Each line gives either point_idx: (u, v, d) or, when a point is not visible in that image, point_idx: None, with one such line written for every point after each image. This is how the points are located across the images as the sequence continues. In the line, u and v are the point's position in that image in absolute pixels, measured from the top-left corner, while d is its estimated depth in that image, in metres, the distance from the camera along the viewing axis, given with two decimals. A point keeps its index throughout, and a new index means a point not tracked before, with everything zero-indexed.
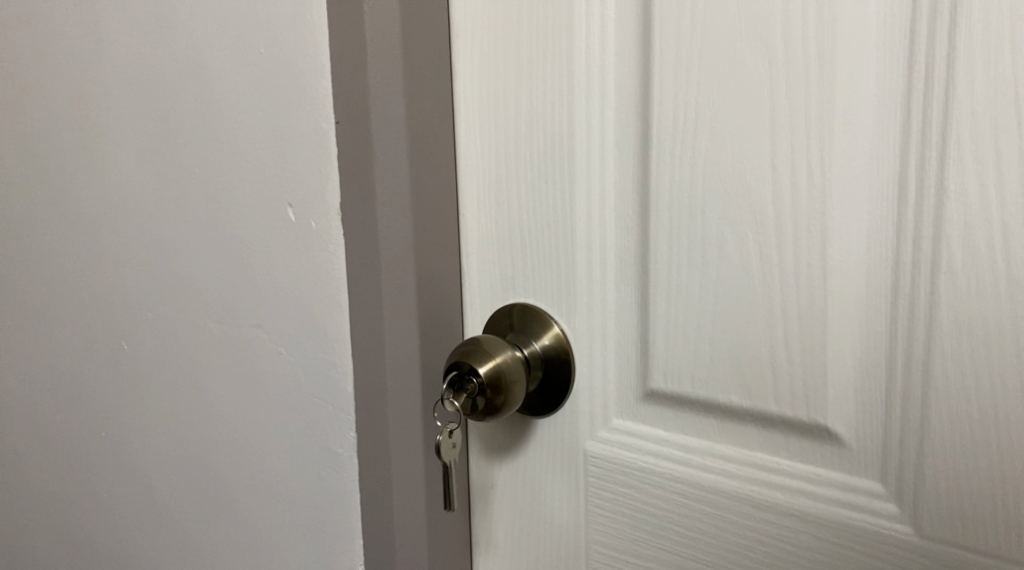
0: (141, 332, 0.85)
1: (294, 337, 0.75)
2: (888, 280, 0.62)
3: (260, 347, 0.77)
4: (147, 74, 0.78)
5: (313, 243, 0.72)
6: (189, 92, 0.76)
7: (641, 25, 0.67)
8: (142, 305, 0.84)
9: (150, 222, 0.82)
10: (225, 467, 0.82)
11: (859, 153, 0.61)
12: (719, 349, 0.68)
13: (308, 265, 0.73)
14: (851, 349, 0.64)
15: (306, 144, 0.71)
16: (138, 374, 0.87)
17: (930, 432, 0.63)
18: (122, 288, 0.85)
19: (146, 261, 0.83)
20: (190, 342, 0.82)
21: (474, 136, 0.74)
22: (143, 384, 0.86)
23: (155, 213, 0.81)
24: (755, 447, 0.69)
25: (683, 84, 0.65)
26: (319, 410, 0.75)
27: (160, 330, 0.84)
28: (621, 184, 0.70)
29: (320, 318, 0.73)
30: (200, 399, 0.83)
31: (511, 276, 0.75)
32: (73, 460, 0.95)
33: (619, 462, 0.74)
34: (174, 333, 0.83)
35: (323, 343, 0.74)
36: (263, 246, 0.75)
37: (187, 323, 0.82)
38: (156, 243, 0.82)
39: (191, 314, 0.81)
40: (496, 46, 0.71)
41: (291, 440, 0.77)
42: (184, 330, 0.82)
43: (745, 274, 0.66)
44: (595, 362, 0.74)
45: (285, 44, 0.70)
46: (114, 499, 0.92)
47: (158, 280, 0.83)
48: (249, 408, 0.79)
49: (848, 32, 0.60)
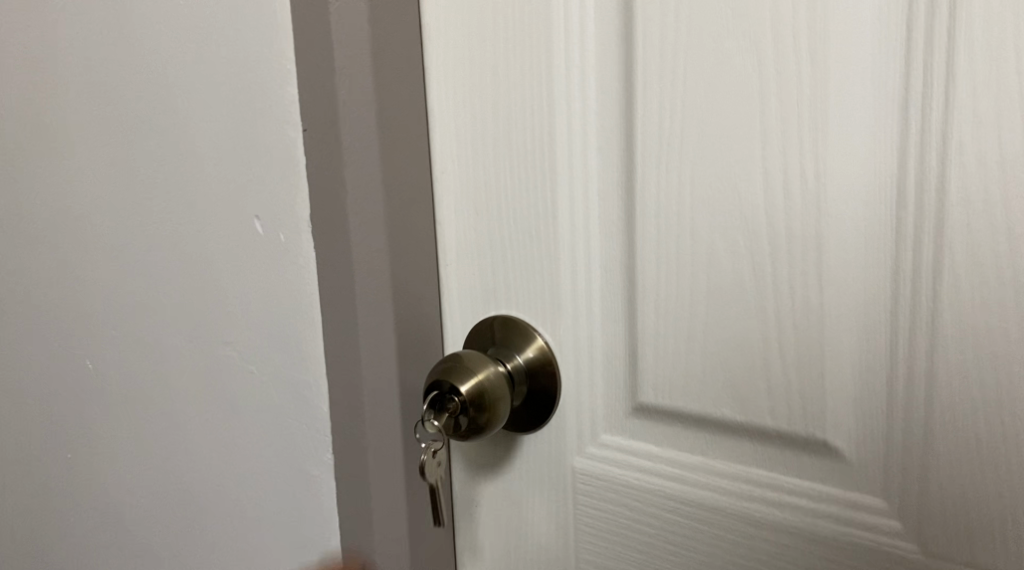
0: (105, 350, 0.81)
1: (266, 355, 0.71)
2: (888, 288, 0.59)
3: (231, 367, 0.74)
4: (104, 82, 0.74)
5: (282, 257, 0.69)
6: (149, 100, 0.72)
7: (622, 24, 0.63)
8: (105, 322, 0.81)
9: (112, 236, 0.78)
10: (197, 489, 0.79)
11: (855, 157, 0.58)
12: (711, 361, 0.65)
13: (278, 280, 0.69)
14: (849, 360, 0.61)
15: (273, 154, 0.67)
16: (104, 396, 0.83)
17: (935, 445, 0.60)
18: (85, 305, 0.82)
19: (110, 277, 0.79)
20: (158, 361, 0.78)
21: (449, 142, 0.70)
22: (110, 405, 0.83)
23: (118, 226, 0.77)
24: (751, 462, 0.66)
25: (669, 87, 0.62)
26: (292, 433, 0.72)
27: (126, 349, 0.80)
28: (605, 191, 0.66)
29: (293, 335, 0.70)
30: (168, 419, 0.79)
31: (491, 287, 0.72)
32: (41, 484, 0.91)
33: (609, 479, 0.71)
34: (141, 352, 0.79)
35: (295, 361, 0.70)
36: (231, 262, 0.71)
37: (154, 342, 0.78)
38: (120, 259, 0.78)
39: (158, 332, 0.77)
40: (470, 48, 0.68)
41: (265, 464, 0.74)
42: (151, 349, 0.78)
43: (735, 284, 0.63)
44: (581, 375, 0.70)
45: (247, 49, 0.66)
46: (84, 524, 0.89)
47: (122, 297, 0.79)
48: (220, 428, 0.76)
49: (841, 27, 0.57)
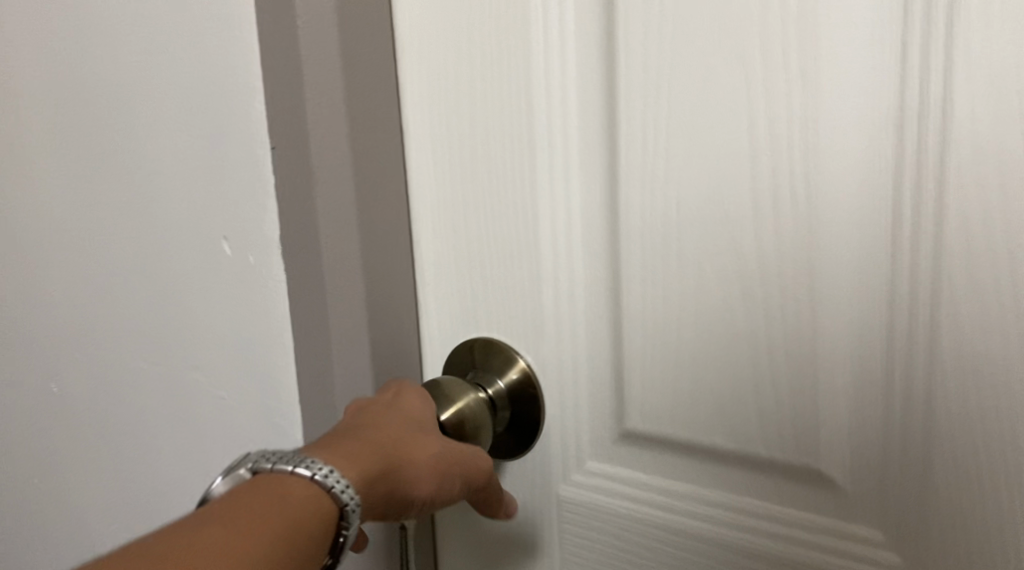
0: (71, 372, 0.79)
1: (237, 380, 0.69)
2: (884, 314, 0.57)
3: (201, 392, 0.71)
4: (66, 97, 0.71)
5: (252, 280, 0.66)
6: (113, 115, 0.69)
7: (604, 38, 0.60)
8: (71, 344, 0.78)
9: (77, 257, 0.75)
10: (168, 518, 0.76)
11: (848, 178, 0.55)
12: (700, 388, 0.63)
13: (249, 303, 0.66)
14: (844, 388, 0.59)
15: (240, 171, 0.64)
16: (71, 421, 0.80)
17: (934, 478, 0.57)
18: (51, 328, 0.79)
19: (75, 299, 0.76)
20: (125, 386, 0.75)
21: (425, 158, 0.68)
22: (78, 430, 0.80)
23: (83, 246, 0.74)
24: (742, 491, 0.63)
25: (654, 104, 0.60)
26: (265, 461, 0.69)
27: (94, 371, 0.77)
28: (587, 211, 0.63)
29: (264, 361, 0.67)
30: (137, 445, 0.76)
31: (471, 309, 0.69)
32: (11, 508, 0.88)
33: (596, 507, 0.68)
34: (109, 376, 0.76)
35: (267, 387, 0.68)
36: (200, 284, 0.68)
37: (122, 366, 0.75)
38: (85, 280, 0.75)
39: (126, 356, 0.75)
40: (446, 62, 0.65)
41: None
42: (119, 373, 0.76)
43: (725, 308, 0.61)
44: (565, 401, 0.68)
45: (211, 63, 0.63)
46: (55, 550, 0.86)
47: (89, 319, 0.76)
48: (191, 456, 0.73)
49: (833, 40, 0.54)
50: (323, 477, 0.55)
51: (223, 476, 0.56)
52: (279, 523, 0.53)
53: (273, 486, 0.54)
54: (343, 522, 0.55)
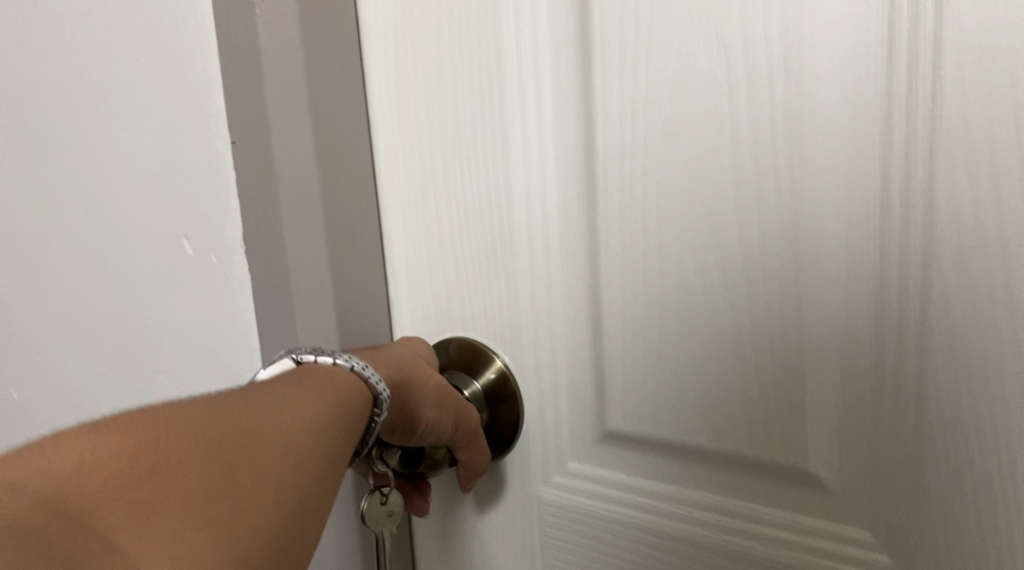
0: (39, 377, 0.76)
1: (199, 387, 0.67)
2: (873, 309, 0.54)
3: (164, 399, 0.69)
4: (28, 92, 0.69)
5: (214, 281, 0.63)
6: (73, 113, 0.67)
7: (578, 26, 0.58)
8: (37, 348, 0.76)
9: (41, 258, 0.72)
10: None
11: (833, 169, 0.53)
12: (683, 387, 0.60)
13: (210, 306, 0.64)
14: (832, 386, 0.56)
15: (200, 168, 0.62)
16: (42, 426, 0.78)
17: (925, 478, 0.55)
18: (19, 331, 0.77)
19: (41, 302, 0.74)
20: (91, 390, 0.73)
21: (394, 151, 0.65)
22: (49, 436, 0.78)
23: (46, 247, 0.72)
24: (728, 493, 0.61)
25: (631, 93, 0.57)
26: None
27: (61, 376, 0.75)
28: (564, 204, 0.61)
29: (224, 367, 0.65)
30: None
31: (446, 308, 0.67)
32: None
33: (578, 509, 0.66)
34: (76, 380, 0.74)
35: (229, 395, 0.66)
36: (164, 288, 0.66)
37: (88, 370, 0.73)
38: (49, 281, 0.73)
39: (91, 360, 0.72)
40: (414, 50, 0.62)
41: None
42: (85, 377, 0.73)
43: (708, 304, 0.58)
44: (544, 402, 0.66)
45: (167, 54, 0.61)
46: None
47: (54, 322, 0.74)
48: None
49: (817, 24, 0.52)
50: (360, 367, 0.57)
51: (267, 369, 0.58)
52: (299, 420, 0.52)
53: (310, 371, 0.56)
54: (377, 409, 0.58)
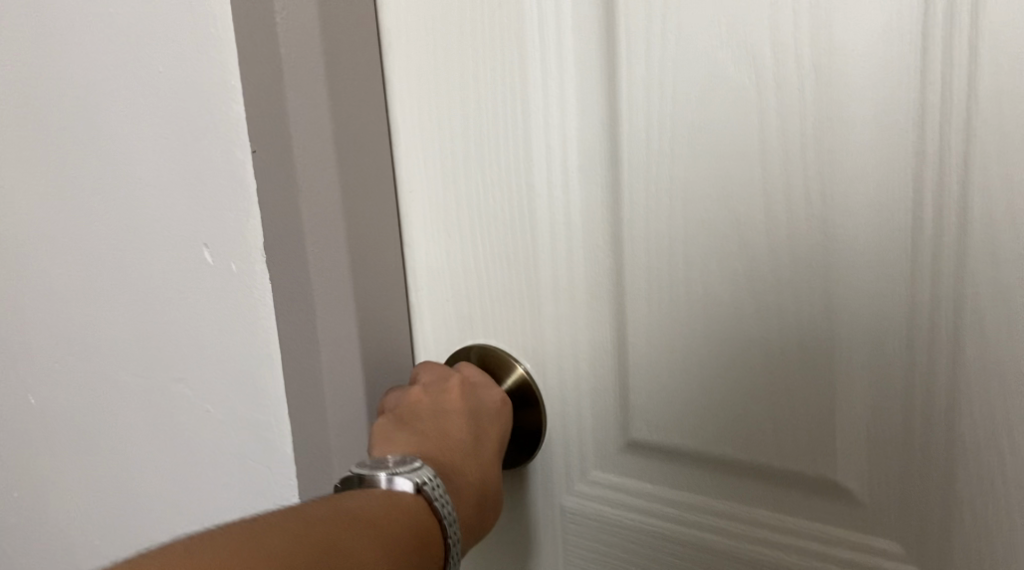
0: (64, 379, 0.77)
1: (220, 394, 0.67)
2: (904, 320, 0.53)
3: (184, 405, 0.69)
4: (47, 96, 0.68)
5: (237, 289, 0.63)
6: (92, 120, 0.66)
7: (604, 32, 0.57)
8: (63, 351, 0.76)
9: (63, 262, 0.72)
10: (163, 525, 0.74)
11: (864, 178, 0.52)
12: (709, 397, 0.60)
13: (233, 313, 0.64)
14: (861, 398, 0.56)
15: (221, 176, 0.61)
16: (66, 428, 0.78)
17: (957, 490, 0.54)
18: (42, 334, 0.77)
19: (64, 306, 0.74)
20: (114, 392, 0.73)
21: (416, 158, 0.64)
22: (73, 437, 0.78)
23: (69, 252, 0.72)
24: (754, 503, 0.60)
25: (658, 100, 0.56)
26: (257, 476, 0.67)
27: (86, 378, 0.75)
28: (588, 212, 0.60)
29: (248, 376, 0.65)
30: (131, 453, 0.74)
31: (468, 315, 0.66)
32: (15, 510, 0.88)
33: (601, 518, 0.66)
34: (98, 382, 0.74)
35: (251, 403, 0.65)
36: (186, 295, 0.66)
37: (111, 374, 0.73)
38: (72, 285, 0.73)
39: (115, 364, 0.72)
40: (437, 56, 0.61)
41: (225, 504, 0.69)
42: (108, 381, 0.73)
43: (735, 314, 0.58)
44: (567, 412, 0.65)
45: (184, 60, 0.60)
46: (58, 552, 0.85)
47: (77, 326, 0.74)
48: (180, 464, 0.71)
49: (849, 33, 0.51)
50: (451, 540, 0.59)
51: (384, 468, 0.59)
52: None
53: (410, 516, 0.57)
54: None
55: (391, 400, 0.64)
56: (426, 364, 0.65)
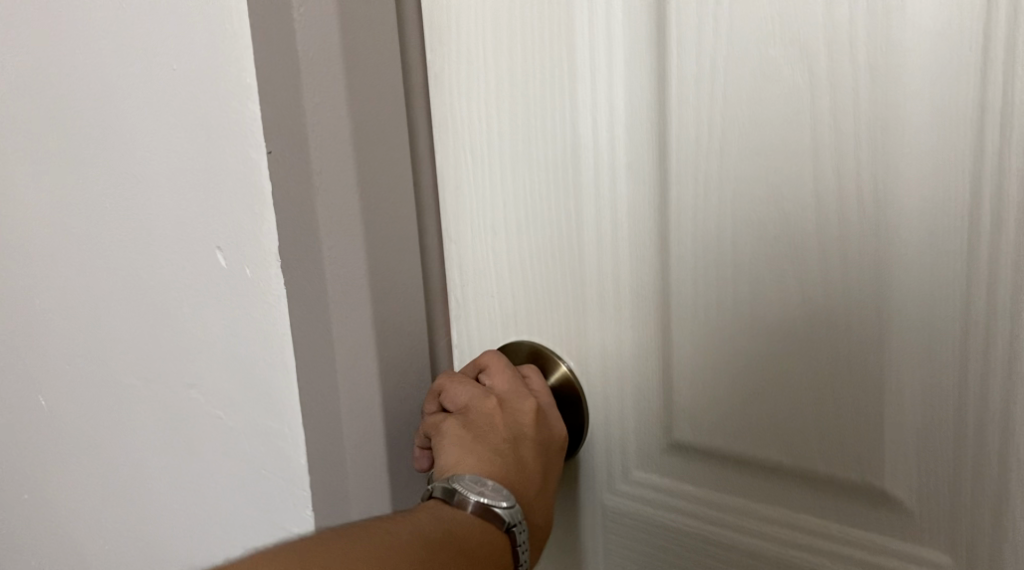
0: (88, 374, 0.76)
1: (234, 398, 0.67)
2: (958, 327, 0.52)
3: (196, 408, 0.69)
4: (71, 90, 0.68)
5: (248, 291, 0.63)
6: (110, 117, 0.67)
7: (655, 28, 0.56)
8: (86, 347, 0.76)
9: (86, 260, 0.72)
10: (181, 523, 0.74)
11: (920, 180, 0.51)
12: (756, 400, 0.59)
13: (245, 315, 0.64)
14: (913, 406, 0.54)
15: (235, 178, 0.61)
16: (90, 423, 0.78)
17: (1010, 502, 0.53)
18: (65, 329, 0.77)
19: (86, 302, 0.74)
20: (137, 390, 0.73)
21: (463, 152, 0.64)
22: (96, 433, 0.78)
23: (92, 248, 0.71)
24: (800, 509, 0.59)
25: (707, 97, 0.55)
26: (271, 480, 0.66)
27: (110, 374, 0.75)
28: (635, 210, 0.59)
29: (263, 380, 0.64)
30: (151, 451, 0.74)
31: (512, 311, 0.65)
32: (34, 506, 0.87)
33: (644, 519, 0.65)
34: (121, 379, 0.74)
35: (267, 408, 0.65)
36: (215, 295, 0.65)
37: (133, 372, 0.73)
38: (95, 281, 0.72)
39: (138, 362, 0.72)
40: (487, 50, 0.61)
41: (243, 504, 0.69)
42: (132, 377, 0.73)
43: (785, 316, 0.56)
44: (611, 409, 0.64)
45: (200, 57, 0.60)
46: (75, 548, 0.85)
47: (101, 323, 0.73)
48: (200, 463, 0.71)
49: (907, 31, 0.50)
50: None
51: (477, 492, 0.58)
52: None
53: (493, 553, 0.58)
54: None
55: (462, 397, 0.61)
56: (503, 370, 0.62)
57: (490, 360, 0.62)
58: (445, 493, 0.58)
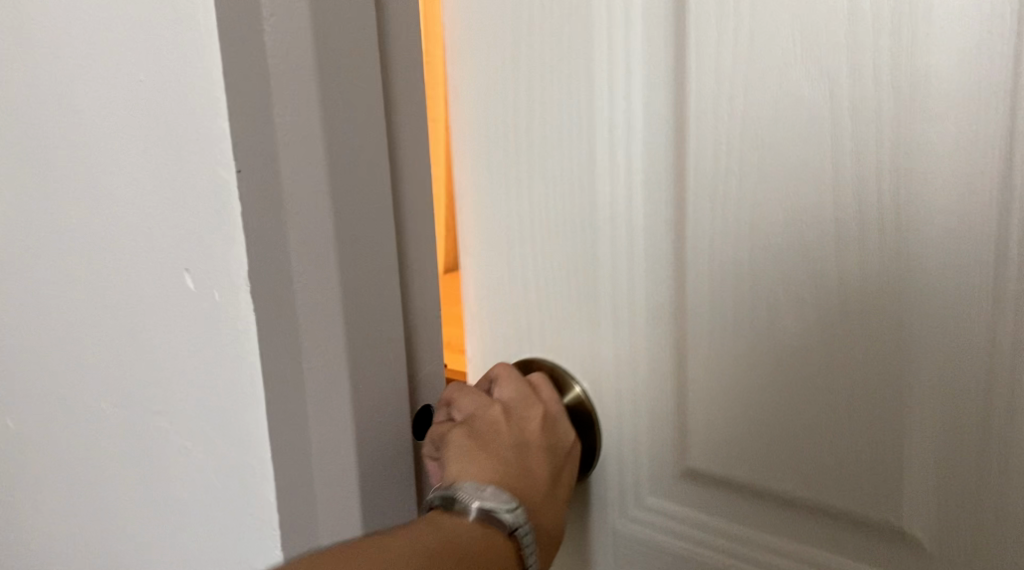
0: (43, 401, 0.71)
1: (195, 433, 0.61)
2: (982, 360, 0.50)
3: (155, 441, 0.64)
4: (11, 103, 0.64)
5: (218, 318, 0.57)
6: (59, 125, 0.60)
7: (672, 46, 0.54)
8: (39, 372, 0.70)
9: (36, 276, 0.67)
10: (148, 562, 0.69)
11: (946, 206, 0.49)
12: (769, 426, 0.57)
13: (214, 342, 0.58)
14: (932, 438, 0.52)
15: (202, 191, 0.55)
16: (44, 456, 0.73)
17: None
18: (18, 353, 0.71)
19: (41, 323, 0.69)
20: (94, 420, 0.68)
21: (480, 167, 0.63)
22: (52, 465, 0.73)
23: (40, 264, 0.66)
24: (816, 543, 0.57)
25: (725, 118, 0.53)
26: (238, 521, 0.61)
27: (66, 401, 0.69)
28: (650, 230, 0.58)
29: (230, 412, 0.59)
30: (111, 485, 0.69)
31: (525, 328, 0.64)
32: None
33: (656, 544, 0.63)
34: (77, 408, 0.69)
35: (234, 447, 0.59)
36: (177, 320, 0.59)
37: (91, 400, 0.67)
38: (46, 299, 0.67)
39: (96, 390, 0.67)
40: (505, 65, 0.60)
41: (209, 544, 0.64)
42: (89, 407, 0.68)
43: (802, 343, 0.54)
44: (623, 431, 0.63)
45: (164, 61, 0.54)
46: None
47: (54, 346, 0.68)
48: (164, 498, 0.66)
49: (933, 50, 0.48)
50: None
51: (477, 497, 0.56)
52: None
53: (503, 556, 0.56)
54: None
55: (469, 407, 0.61)
56: (512, 378, 0.62)
57: (501, 371, 0.62)
58: (446, 500, 0.57)
